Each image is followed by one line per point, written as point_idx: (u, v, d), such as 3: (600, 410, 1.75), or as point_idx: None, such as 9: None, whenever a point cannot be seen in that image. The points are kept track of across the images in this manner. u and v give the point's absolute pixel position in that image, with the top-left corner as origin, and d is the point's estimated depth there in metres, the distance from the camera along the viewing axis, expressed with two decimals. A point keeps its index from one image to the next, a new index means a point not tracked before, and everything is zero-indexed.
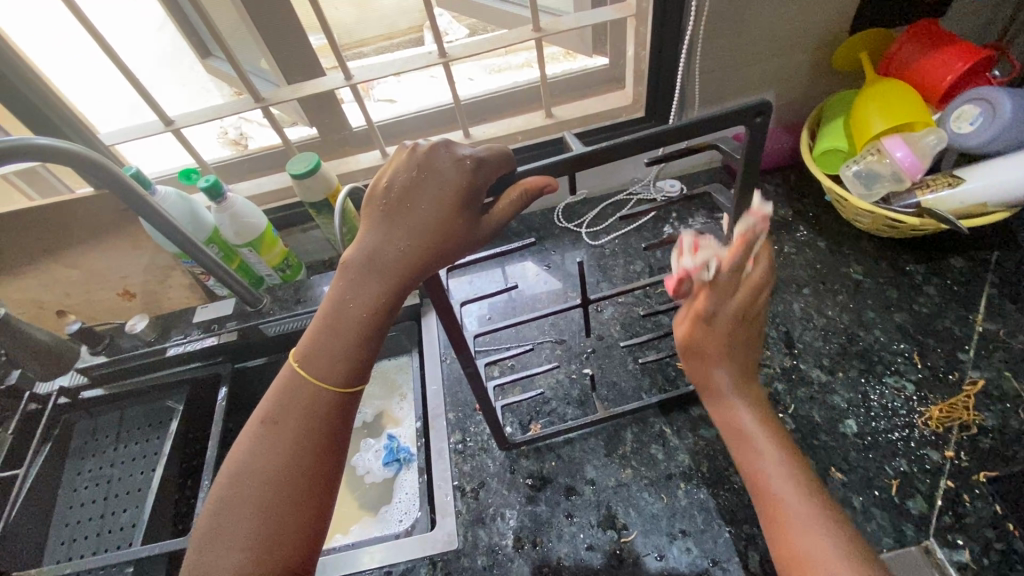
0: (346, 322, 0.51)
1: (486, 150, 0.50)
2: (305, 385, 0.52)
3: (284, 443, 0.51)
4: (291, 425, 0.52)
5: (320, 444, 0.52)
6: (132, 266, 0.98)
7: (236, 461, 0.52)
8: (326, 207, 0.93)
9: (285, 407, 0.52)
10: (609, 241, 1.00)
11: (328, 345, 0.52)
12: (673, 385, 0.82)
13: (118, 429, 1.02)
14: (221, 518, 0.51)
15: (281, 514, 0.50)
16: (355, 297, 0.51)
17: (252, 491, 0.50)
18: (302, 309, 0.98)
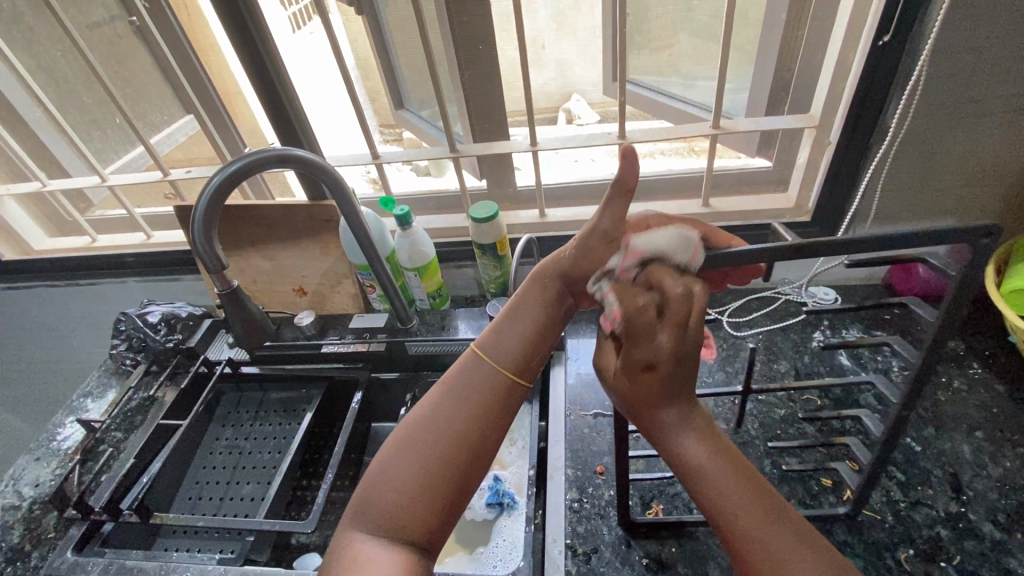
0: (520, 312, 0.66)
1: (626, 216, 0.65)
2: (485, 363, 0.63)
3: (461, 415, 0.61)
4: (466, 399, 0.62)
5: (486, 419, 0.61)
6: (313, 268, 1.12)
7: (424, 410, 0.62)
8: (491, 249, 1.01)
9: (464, 383, 0.63)
10: (752, 335, 0.99)
11: (506, 336, 0.65)
12: (814, 500, 0.77)
13: (258, 407, 1.13)
14: (392, 464, 0.60)
15: (443, 464, 0.59)
16: (530, 296, 0.67)
17: (425, 447, 0.59)
18: (445, 337, 1.05)
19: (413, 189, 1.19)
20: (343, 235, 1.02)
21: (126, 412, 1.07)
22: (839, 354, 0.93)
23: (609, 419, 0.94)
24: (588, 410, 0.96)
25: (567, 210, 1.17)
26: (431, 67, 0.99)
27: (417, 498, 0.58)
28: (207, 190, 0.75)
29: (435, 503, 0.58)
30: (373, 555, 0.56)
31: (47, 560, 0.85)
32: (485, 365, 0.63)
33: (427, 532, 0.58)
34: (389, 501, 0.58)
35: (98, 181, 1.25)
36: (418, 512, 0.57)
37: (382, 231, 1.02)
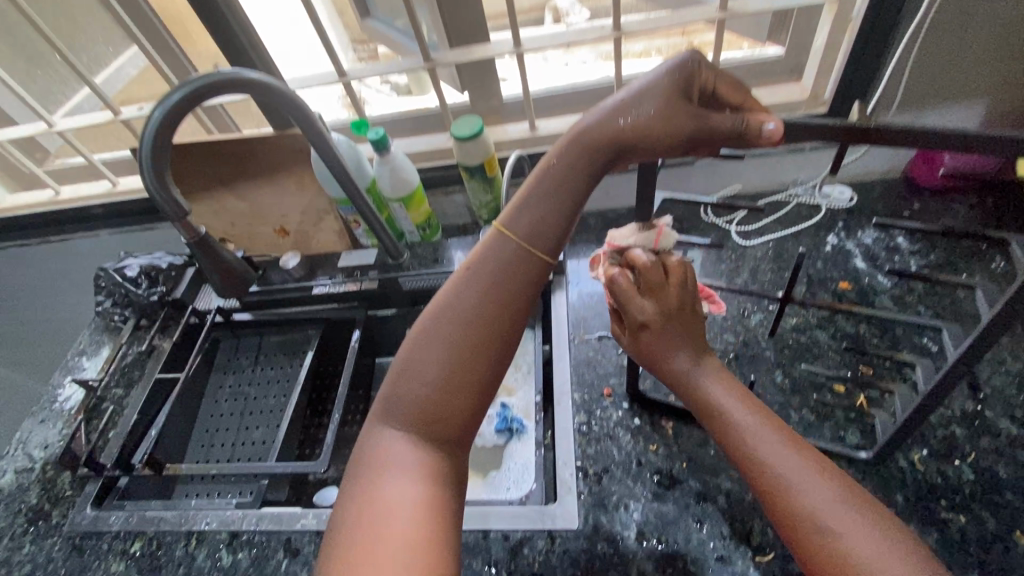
0: (550, 189, 0.58)
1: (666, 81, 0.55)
2: (507, 243, 0.58)
3: (483, 304, 0.57)
4: (490, 286, 0.57)
5: (507, 304, 0.57)
6: (291, 206, 1.05)
7: (442, 297, 0.59)
8: (479, 171, 0.93)
9: (485, 270, 0.58)
10: (762, 243, 0.93)
11: (530, 215, 0.58)
12: (827, 408, 0.75)
13: (257, 353, 1.11)
14: (419, 358, 0.58)
15: (463, 352, 0.56)
16: (558, 171, 0.58)
17: (449, 340, 0.57)
18: (440, 269, 1.00)
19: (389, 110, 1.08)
20: (317, 168, 0.94)
21: (123, 368, 1.05)
22: (855, 257, 0.88)
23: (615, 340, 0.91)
24: (592, 333, 0.92)
25: (559, 120, 1.06)
26: None
27: (444, 392, 0.56)
28: (151, 125, 0.67)
29: (464, 396, 0.56)
30: (407, 445, 0.56)
31: (70, 518, 0.87)
32: (505, 249, 0.58)
33: (458, 425, 0.56)
34: (421, 394, 0.57)
35: (44, 127, 1.14)
36: (440, 400, 0.56)
37: (358, 160, 0.94)
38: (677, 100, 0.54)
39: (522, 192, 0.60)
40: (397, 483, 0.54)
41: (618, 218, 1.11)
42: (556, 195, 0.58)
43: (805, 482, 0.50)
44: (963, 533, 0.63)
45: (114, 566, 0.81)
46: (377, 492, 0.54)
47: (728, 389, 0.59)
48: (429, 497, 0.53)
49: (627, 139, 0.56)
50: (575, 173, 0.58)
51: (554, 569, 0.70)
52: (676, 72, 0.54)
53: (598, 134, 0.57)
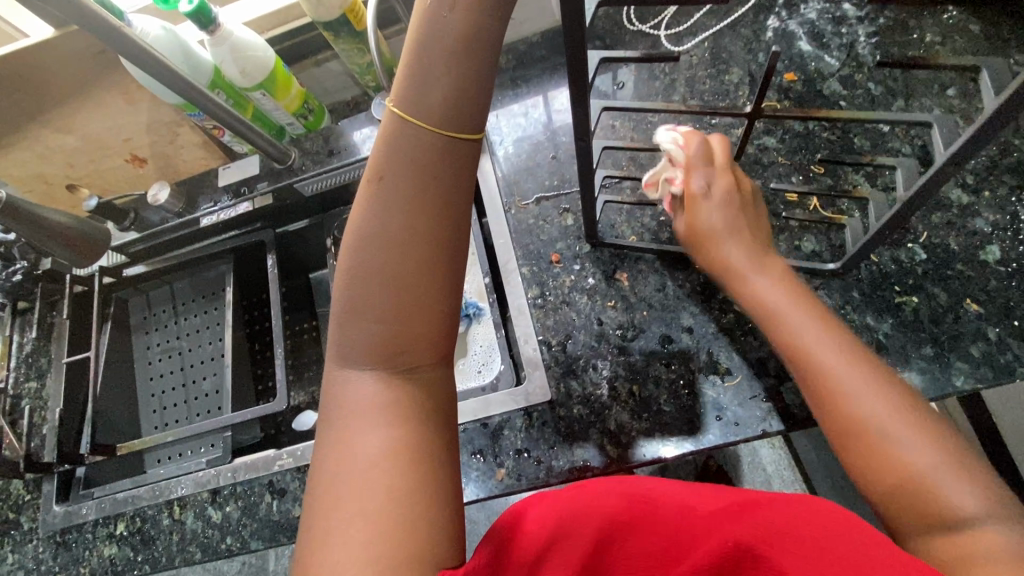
0: (447, 51, 0.38)
1: None
2: (416, 134, 0.40)
3: (410, 215, 0.41)
4: (412, 192, 0.41)
5: (440, 200, 0.41)
6: (133, 126, 0.84)
7: (358, 223, 0.43)
8: (343, 27, 0.74)
9: (398, 171, 0.41)
10: (696, 46, 0.80)
11: (438, 81, 0.39)
12: (781, 221, 0.71)
13: (174, 302, 0.98)
14: (347, 299, 0.44)
15: (405, 279, 0.42)
16: (458, 8, 0.37)
17: (377, 273, 0.42)
18: (337, 163, 0.86)
19: None
20: (135, 72, 0.73)
21: (27, 359, 0.92)
22: (799, 40, 0.77)
23: (554, 199, 0.81)
24: (528, 198, 0.83)
25: None
26: None
27: (394, 329, 0.43)
28: None
29: (416, 327, 0.43)
30: (359, 403, 0.44)
31: (39, 520, 0.82)
32: (418, 139, 0.40)
33: (423, 357, 0.44)
34: (359, 339, 0.44)
35: None
36: (397, 338, 0.43)
37: (185, 48, 0.72)
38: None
39: (412, 49, 0.39)
40: (354, 446, 0.42)
41: (531, 51, 0.93)
42: (462, 54, 0.38)
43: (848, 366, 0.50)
44: (916, 313, 0.64)
45: (107, 549, 0.79)
46: (332, 459, 0.42)
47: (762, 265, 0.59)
48: (398, 451, 0.41)
49: None
50: (473, 9, 0.37)
51: (536, 441, 0.70)
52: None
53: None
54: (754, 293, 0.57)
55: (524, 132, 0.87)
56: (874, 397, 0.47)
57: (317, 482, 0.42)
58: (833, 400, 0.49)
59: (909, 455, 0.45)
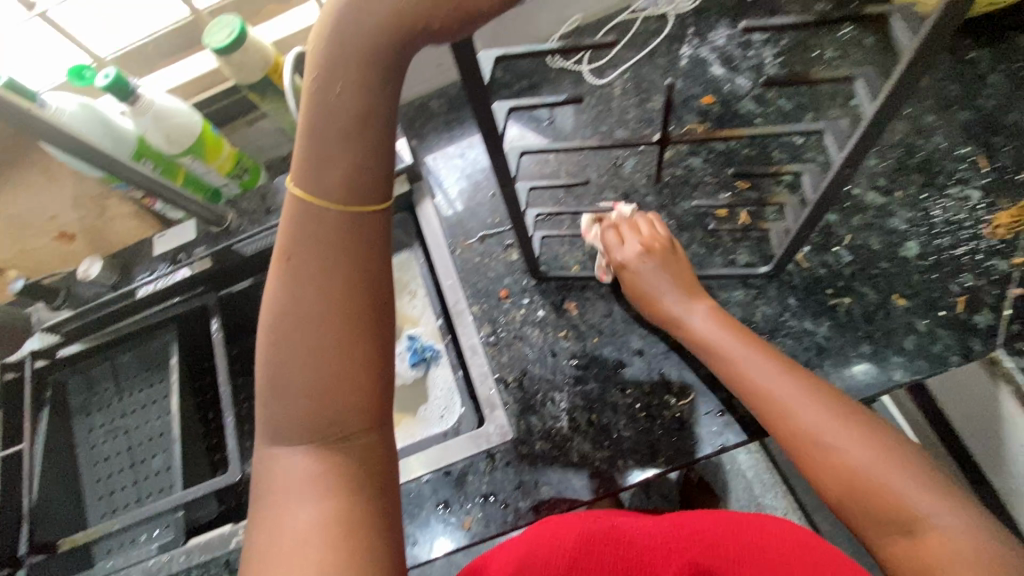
0: (342, 130, 0.39)
1: None
2: (319, 209, 0.40)
3: (324, 286, 0.41)
4: (324, 264, 0.41)
5: (352, 271, 0.41)
6: (60, 202, 0.81)
7: (273, 300, 0.42)
8: (269, 87, 0.74)
9: (308, 245, 0.41)
10: (617, 78, 0.84)
11: (335, 159, 0.39)
12: (715, 237, 0.73)
13: (116, 378, 0.91)
14: (269, 377, 0.42)
15: (323, 353, 0.41)
16: (348, 87, 0.38)
17: (297, 348, 0.41)
18: (277, 220, 0.85)
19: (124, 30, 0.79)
20: (54, 151, 0.71)
21: None
22: (712, 65, 0.81)
23: (498, 235, 0.82)
24: (472, 236, 0.83)
25: None
26: None
27: (318, 405, 0.41)
28: None
29: (341, 400, 0.41)
30: (292, 482, 0.42)
31: None
32: (323, 213, 0.40)
33: (352, 429, 0.42)
34: (285, 417, 0.42)
35: None
36: (322, 413, 0.42)
37: (106, 122, 0.71)
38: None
39: (305, 129, 0.39)
40: (286, 524, 0.41)
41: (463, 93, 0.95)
42: (355, 132, 0.39)
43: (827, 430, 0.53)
44: (850, 313, 0.66)
45: None
46: (265, 538, 0.41)
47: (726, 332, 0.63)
48: (327, 527, 0.40)
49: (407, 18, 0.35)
50: (363, 85, 0.38)
51: (501, 483, 0.68)
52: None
53: (371, 17, 0.36)
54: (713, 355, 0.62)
55: (462, 173, 0.88)
56: (825, 419, 0.54)
57: (254, 572, 0.40)
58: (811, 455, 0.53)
59: (876, 481, 0.50)
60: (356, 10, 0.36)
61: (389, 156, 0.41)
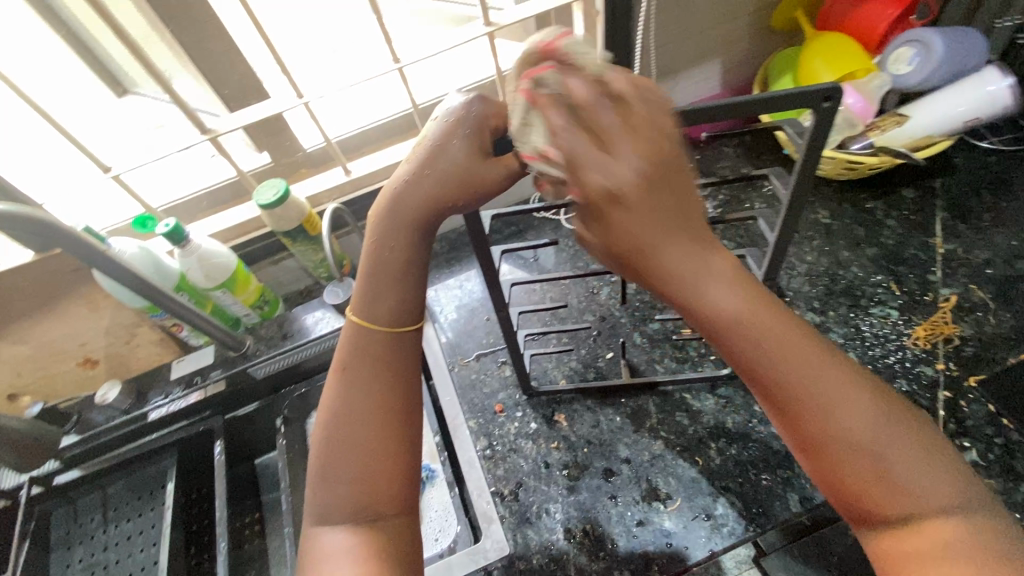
0: (394, 271, 0.52)
1: (454, 114, 0.49)
2: (372, 331, 0.52)
3: (374, 388, 0.52)
4: (373, 370, 0.52)
5: (394, 376, 0.53)
6: (93, 332, 0.89)
7: (330, 401, 0.52)
8: (300, 234, 0.88)
9: (360, 356, 0.52)
10: None
11: (387, 295, 0.52)
12: (683, 353, 0.84)
13: (105, 508, 0.91)
14: (321, 463, 0.51)
15: (368, 442, 0.50)
16: (394, 244, 0.51)
17: (346, 438, 0.51)
18: (290, 344, 0.94)
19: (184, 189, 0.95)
20: (105, 283, 0.81)
21: None
22: None
23: (492, 355, 0.91)
24: (469, 356, 0.92)
25: (372, 160, 1.02)
26: (136, 51, 0.75)
27: (359, 487, 0.50)
28: None
29: (380, 483, 0.50)
30: (331, 556, 0.49)
31: None
32: (373, 333, 0.53)
33: (385, 509, 0.50)
34: (330, 500, 0.50)
35: None
36: (364, 493, 0.50)
37: (156, 261, 0.83)
38: (471, 153, 0.48)
39: (365, 274, 0.53)
40: None
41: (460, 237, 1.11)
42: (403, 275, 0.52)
43: (909, 471, 0.41)
44: None
45: None
46: None
47: (840, 391, 0.42)
48: None
49: (441, 198, 0.49)
50: (407, 244, 0.51)
51: None
52: (462, 116, 0.49)
53: (411, 202, 0.49)
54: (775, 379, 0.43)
55: (460, 302, 1.00)
56: (891, 439, 0.42)
57: None
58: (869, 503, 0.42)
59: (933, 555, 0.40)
60: (400, 198, 0.50)
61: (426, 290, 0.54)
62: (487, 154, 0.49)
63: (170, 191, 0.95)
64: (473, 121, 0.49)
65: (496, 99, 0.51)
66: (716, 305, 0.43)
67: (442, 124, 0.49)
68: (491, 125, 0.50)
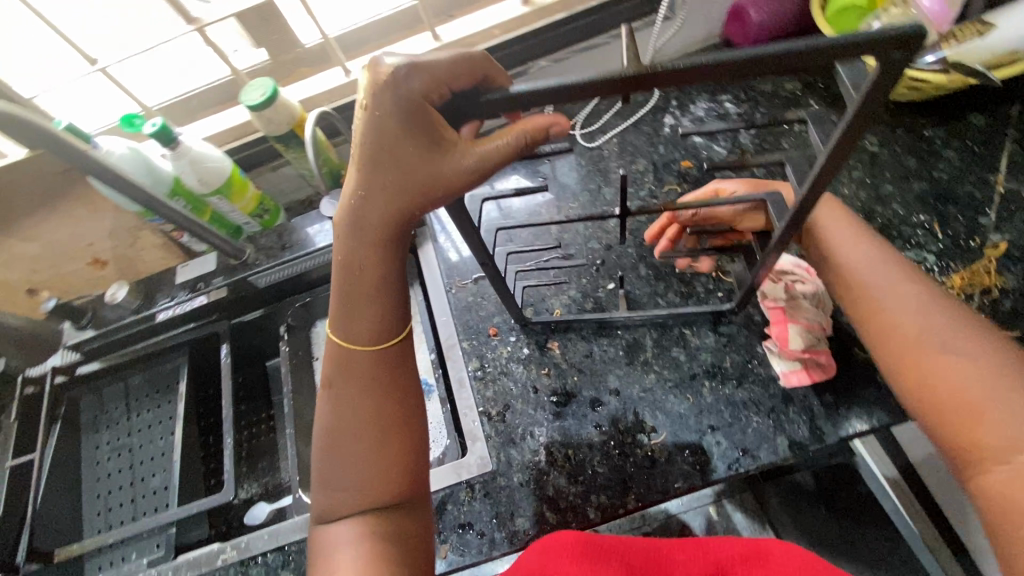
0: (376, 283, 0.52)
1: (382, 95, 0.43)
2: (356, 348, 0.54)
3: (363, 399, 0.54)
4: (362, 383, 0.54)
5: (383, 382, 0.55)
6: (97, 234, 0.91)
7: (326, 418, 0.55)
8: (293, 139, 0.84)
9: (347, 370, 0.54)
10: (606, 141, 0.93)
11: (365, 312, 0.53)
12: (689, 287, 0.80)
13: (127, 398, 0.98)
14: (324, 468, 0.55)
15: (364, 446, 0.54)
16: (365, 248, 0.50)
17: (343, 449, 0.54)
18: (289, 255, 0.93)
19: (177, 85, 0.90)
20: (99, 185, 0.80)
21: None
22: (690, 133, 0.90)
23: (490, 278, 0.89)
24: (468, 277, 0.90)
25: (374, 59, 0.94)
26: None
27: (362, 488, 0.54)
28: None
29: (379, 481, 0.54)
30: (339, 549, 0.53)
31: None
32: (356, 349, 0.54)
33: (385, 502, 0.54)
34: (338, 502, 0.55)
35: None
36: (365, 493, 0.54)
37: (146, 163, 0.80)
38: (421, 142, 0.44)
39: (337, 294, 0.53)
40: None
41: None
42: (382, 287, 0.52)
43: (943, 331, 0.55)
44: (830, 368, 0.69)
45: None
46: None
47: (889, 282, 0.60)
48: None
49: (409, 199, 0.47)
50: (382, 255, 0.51)
51: (478, 514, 0.71)
52: (391, 95, 0.42)
53: (375, 214, 0.48)
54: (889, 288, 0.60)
55: None
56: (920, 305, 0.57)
57: None
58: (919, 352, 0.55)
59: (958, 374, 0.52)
60: (362, 209, 0.48)
61: (404, 296, 0.54)
62: (439, 135, 0.44)
63: (161, 86, 0.90)
64: (412, 100, 0.43)
65: (432, 62, 0.43)
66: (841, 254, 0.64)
67: (374, 110, 0.43)
68: (432, 96, 0.44)
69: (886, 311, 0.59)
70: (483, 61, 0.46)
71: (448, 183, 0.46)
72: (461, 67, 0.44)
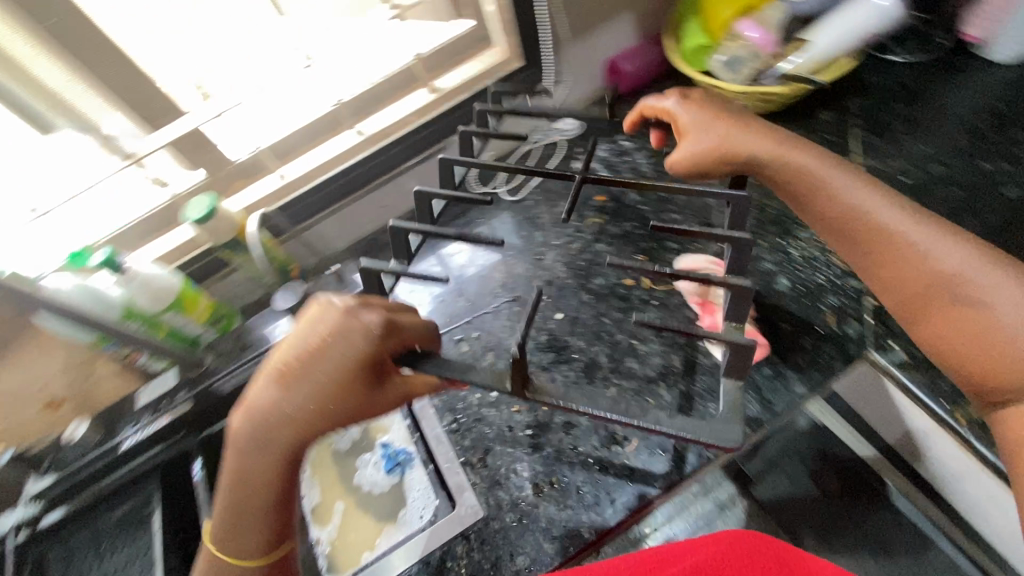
0: (249, 505, 0.59)
1: (332, 334, 0.57)
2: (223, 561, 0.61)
3: None
4: None
5: None
6: (49, 371, 0.92)
7: None
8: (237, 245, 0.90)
9: None
10: (527, 193, 1.03)
11: (256, 534, 0.60)
12: (628, 302, 0.87)
13: (94, 543, 0.92)
14: None
15: None
16: (261, 466, 0.57)
17: None
18: (250, 354, 0.95)
19: (116, 216, 0.94)
20: (49, 322, 0.82)
21: None
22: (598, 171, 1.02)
23: (448, 334, 0.90)
24: None
25: (304, 161, 1.02)
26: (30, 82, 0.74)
27: None
28: None
29: None
30: None
31: None
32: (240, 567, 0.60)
33: None
34: None
35: None
36: None
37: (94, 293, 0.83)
38: (342, 386, 0.55)
39: (221, 518, 0.60)
40: None
41: None
42: (276, 504, 0.59)
43: (932, 244, 0.65)
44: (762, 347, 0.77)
45: None
46: None
47: (877, 202, 0.69)
48: None
49: (314, 430, 0.56)
50: (268, 482, 0.58)
51: (479, 563, 0.72)
52: (329, 336, 0.57)
53: (274, 442, 0.56)
54: (864, 205, 0.69)
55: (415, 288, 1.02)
56: (912, 227, 0.66)
57: None
58: (897, 256, 0.66)
59: (948, 274, 0.63)
60: (255, 436, 0.57)
61: (286, 514, 0.61)
62: (369, 379, 0.57)
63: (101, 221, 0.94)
64: (330, 343, 0.56)
65: (346, 327, 0.57)
66: (802, 164, 0.74)
67: (297, 346, 0.57)
68: (363, 348, 0.57)
69: (881, 222, 0.68)
70: (392, 336, 0.59)
71: (365, 416, 0.57)
72: (352, 354, 0.56)
